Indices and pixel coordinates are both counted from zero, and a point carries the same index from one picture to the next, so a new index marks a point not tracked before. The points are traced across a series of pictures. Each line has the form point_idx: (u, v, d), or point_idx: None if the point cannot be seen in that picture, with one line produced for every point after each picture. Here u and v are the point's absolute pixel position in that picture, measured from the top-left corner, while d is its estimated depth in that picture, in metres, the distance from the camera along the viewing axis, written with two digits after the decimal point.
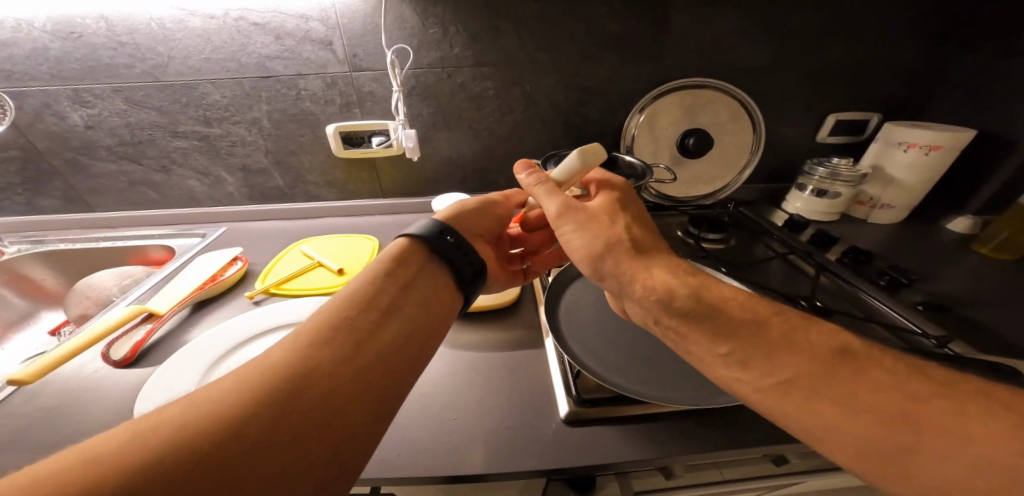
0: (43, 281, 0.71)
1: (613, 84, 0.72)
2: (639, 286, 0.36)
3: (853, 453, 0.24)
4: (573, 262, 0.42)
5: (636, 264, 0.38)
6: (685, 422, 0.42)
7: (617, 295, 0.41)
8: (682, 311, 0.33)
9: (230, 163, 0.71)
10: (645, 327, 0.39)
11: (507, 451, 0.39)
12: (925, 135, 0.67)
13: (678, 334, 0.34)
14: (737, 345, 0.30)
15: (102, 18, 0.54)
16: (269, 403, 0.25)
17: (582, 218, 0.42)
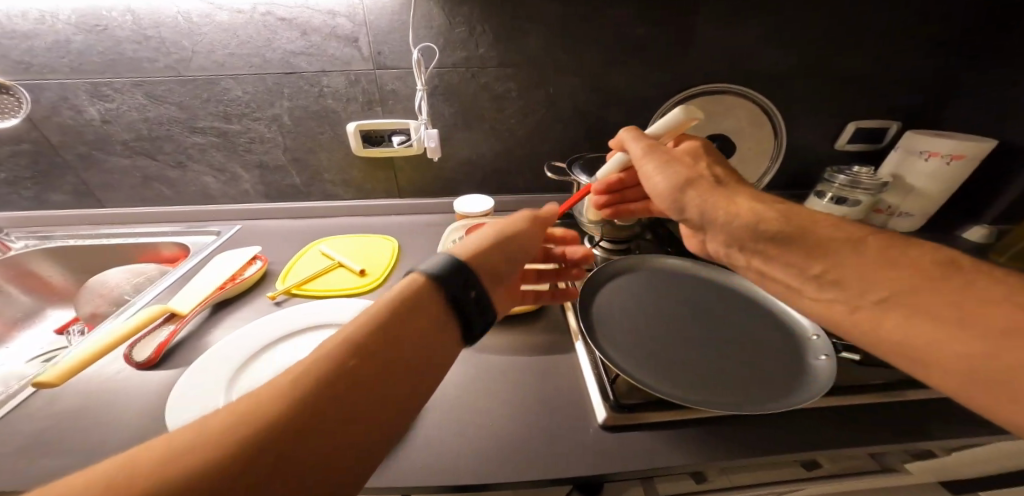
0: (50, 278, 0.69)
1: (637, 87, 0.72)
2: (729, 212, 0.38)
3: (960, 372, 0.25)
4: (654, 199, 0.43)
5: (720, 196, 0.39)
6: (724, 429, 0.42)
7: (697, 229, 0.42)
8: (773, 233, 0.35)
9: (247, 160, 0.70)
10: (724, 256, 0.41)
11: (546, 456, 0.39)
12: (946, 144, 0.67)
13: (765, 258, 0.37)
14: (828, 266, 0.32)
15: (128, 11, 0.52)
16: (305, 407, 0.23)
17: (668, 157, 0.43)
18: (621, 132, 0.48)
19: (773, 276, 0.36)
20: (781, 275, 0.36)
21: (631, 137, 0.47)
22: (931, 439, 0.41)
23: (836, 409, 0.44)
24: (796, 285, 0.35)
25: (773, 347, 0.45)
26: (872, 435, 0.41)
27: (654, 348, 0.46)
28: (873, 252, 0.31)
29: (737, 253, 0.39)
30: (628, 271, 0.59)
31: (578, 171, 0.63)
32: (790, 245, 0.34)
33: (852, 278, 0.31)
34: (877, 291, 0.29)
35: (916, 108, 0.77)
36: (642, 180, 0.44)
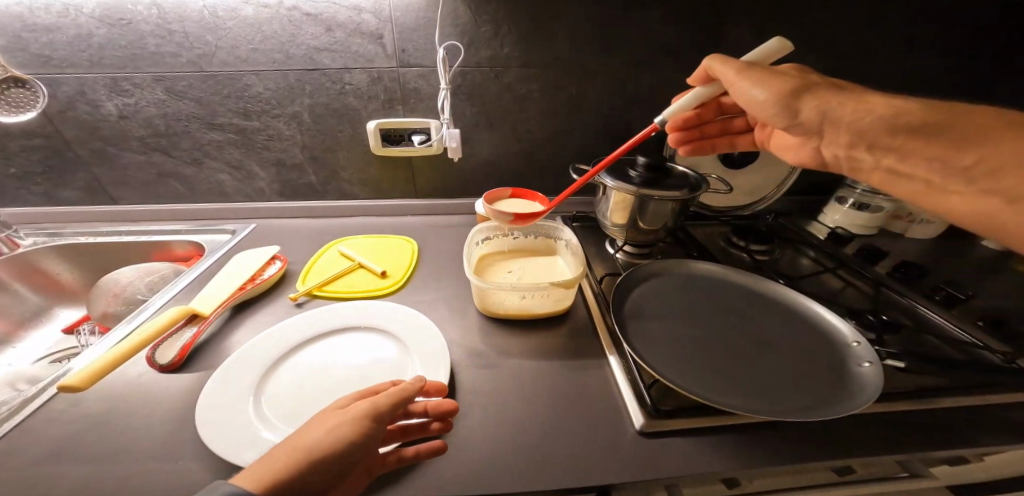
0: (59, 276, 0.67)
1: (661, 90, 0.71)
2: (854, 111, 0.36)
3: None
4: (758, 114, 0.41)
5: (842, 97, 0.37)
6: (765, 437, 0.41)
7: (814, 135, 0.40)
8: (911, 126, 0.33)
9: (265, 158, 0.68)
10: (851, 160, 0.39)
11: (587, 463, 0.38)
12: None
13: (898, 156, 0.35)
14: (982, 156, 0.30)
15: (154, 5, 0.51)
16: None
17: (767, 72, 0.40)
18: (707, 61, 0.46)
19: (908, 175, 0.35)
20: (918, 172, 0.34)
21: (720, 62, 0.44)
22: (972, 447, 0.41)
23: (875, 416, 0.43)
24: (939, 180, 0.33)
25: (812, 353, 0.45)
26: (914, 442, 0.41)
27: (690, 353, 0.46)
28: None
29: (863, 155, 0.38)
30: (657, 274, 0.58)
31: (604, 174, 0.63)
32: (935, 136, 0.32)
33: (1015, 166, 0.28)
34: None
35: None
36: (738, 98, 0.42)
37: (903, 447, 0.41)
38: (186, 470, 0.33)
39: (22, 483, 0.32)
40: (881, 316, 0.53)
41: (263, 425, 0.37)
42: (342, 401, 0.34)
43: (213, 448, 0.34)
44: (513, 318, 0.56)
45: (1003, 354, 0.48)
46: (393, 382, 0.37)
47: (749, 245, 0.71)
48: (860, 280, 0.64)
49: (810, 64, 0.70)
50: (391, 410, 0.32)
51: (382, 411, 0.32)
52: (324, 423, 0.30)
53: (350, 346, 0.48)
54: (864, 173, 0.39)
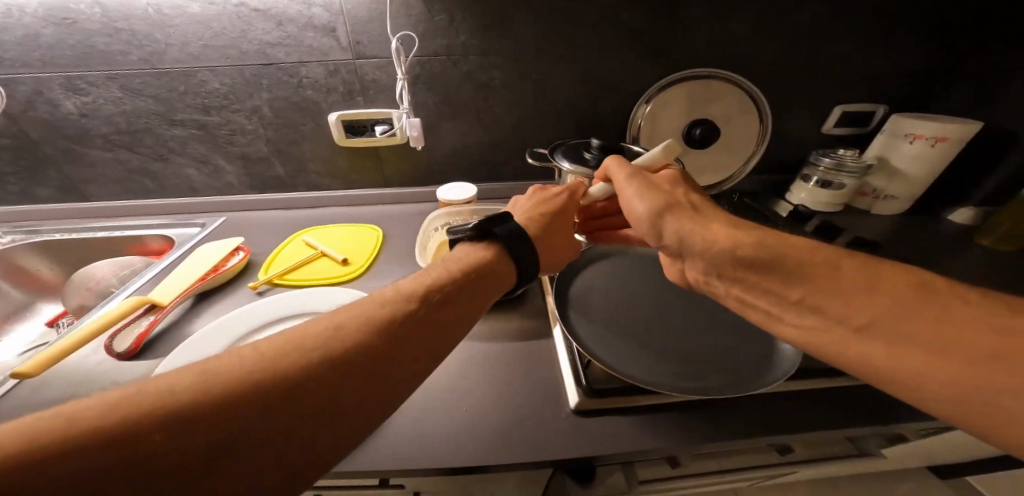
0: (39, 272, 0.69)
1: (621, 74, 0.71)
2: (701, 239, 0.38)
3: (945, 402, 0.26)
4: (634, 225, 0.44)
5: (694, 220, 0.40)
6: (696, 416, 0.42)
7: (676, 256, 0.43)
8: (746, 260, 0.36)
9: (230, 152, 0.70)
10: (704, 285, 0.41)
11: (517, 441, 0.40)
12: (930, 127, 0.67)
13: (744, 284, 0.36)
14: (805, 292, 0.32)
15: (96, 3, 0.51)
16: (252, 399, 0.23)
17: (646, 185, 0.44)
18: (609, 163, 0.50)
19: (752, 303, 0.36)
20: (759, 302, 0.35)
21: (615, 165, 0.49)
22: (898, 420, 0.42)
23: (808, 392, 0.44)
24: (776, 310, 0.34)
25: (744, 331, 0.46)
26: (841, 418, 0.42)
27: (631, 332, 0.47)
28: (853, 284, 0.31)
29: (716, 281, 0.39)
30: (609, 255, 0.59)
31: (561, 159, 0.63)
32: (768, 271, 0.34)
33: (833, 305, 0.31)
34: (858, 319, 0.30)
35: (909, 92, 0.75)
36: (624, 203, 0.46)
37: (830, 422, 0.42)
38: None
39: None
40: None
41: None
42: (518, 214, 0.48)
43: None
44: None
45: None
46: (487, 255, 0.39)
47: None
48: None
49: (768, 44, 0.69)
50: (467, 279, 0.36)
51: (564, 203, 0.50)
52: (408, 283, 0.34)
53: None
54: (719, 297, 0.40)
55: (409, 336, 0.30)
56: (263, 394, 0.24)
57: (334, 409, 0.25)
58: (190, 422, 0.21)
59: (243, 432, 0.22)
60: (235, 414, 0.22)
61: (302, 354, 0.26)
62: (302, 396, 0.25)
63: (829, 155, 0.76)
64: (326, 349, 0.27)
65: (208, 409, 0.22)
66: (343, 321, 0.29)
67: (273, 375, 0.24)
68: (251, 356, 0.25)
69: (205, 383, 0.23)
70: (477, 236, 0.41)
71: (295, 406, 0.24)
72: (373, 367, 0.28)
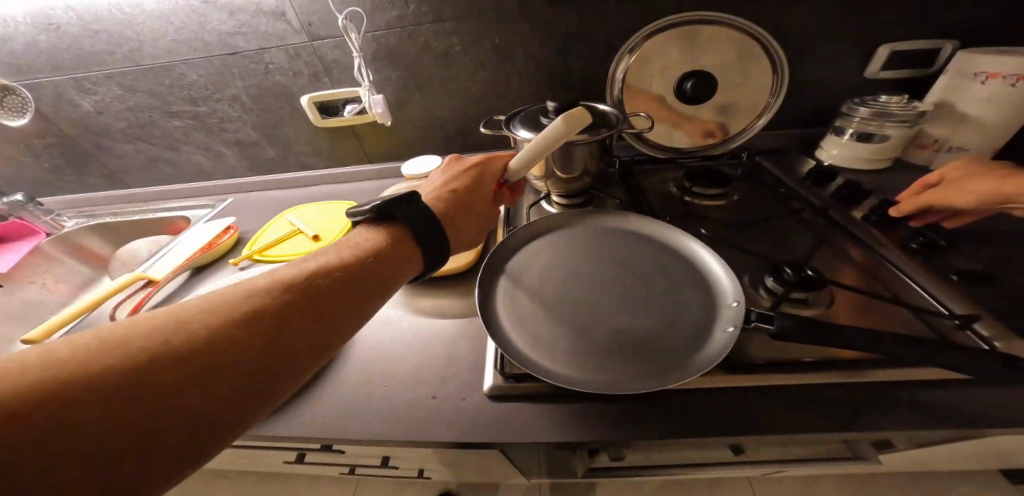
0: (98, 249, 0.84)
1: (593, 27, 0.64)
2: None
3: None
4: None
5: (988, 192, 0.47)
6: (614, 408, 0.39)
7: None
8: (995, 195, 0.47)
9: (225, 138, 0.76)
10: None
11: (424, 420, 0.41)
12: (1009, 61, 0.51)
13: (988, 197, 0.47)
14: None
15: (70, 9, 0.56)
16: (132, 372, 0.24)
17: None
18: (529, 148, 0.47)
19: None
20: None
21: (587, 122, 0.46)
22: (858, 428, 0.35)
23: (756, 392, 0.39)
24: None
25: (693, 320, 0.42)
26: (787, 422, 0.36)
27: (560, 313, 0.45)
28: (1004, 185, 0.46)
29: None
30: (561, 230, 0.56)
31: (516, 127, 0.59)
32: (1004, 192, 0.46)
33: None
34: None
35: (987, 9, 0.57)
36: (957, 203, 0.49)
37: (770, 425, 0.36)
38: None
39: None
40: (804, 271, 0.45)
41: None
42: (427, 194, 0.49)
43: None
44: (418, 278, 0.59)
45: (960, 319, 0.39)
46: (394, 239, 0.41)
47: (696, 189, 0.65)
48: (818, 231, 0.56)
49: None
50: (372, 261, 0.37)
51: (478, 179, 0.51)
52: (305, 267, 0.35)
53: None
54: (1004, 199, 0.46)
55: (304, 319, 0.31)
56: (140, 376, 0.24)
57: (221, 379, 0.26)
58: (64, 394, 0.22)
59: (119, 412, 0.23)
60: (108, 395, 0.23)
61: (187, 330, 0.27)
62: (186, 377, 0.25)
63: (867, 103, 0.61)
64: (212, 333, 0.27)
65: (81, 395, 0.22)
66: (230, 303, 0.30)
67: (152, 358, 0.25)
68: (128, 340, 0.25)
69: (71, 366, 0.23)
70: (378, 217, 0.42)
71: (179, 387, 0.25)
72: (265, 349, 0.28)
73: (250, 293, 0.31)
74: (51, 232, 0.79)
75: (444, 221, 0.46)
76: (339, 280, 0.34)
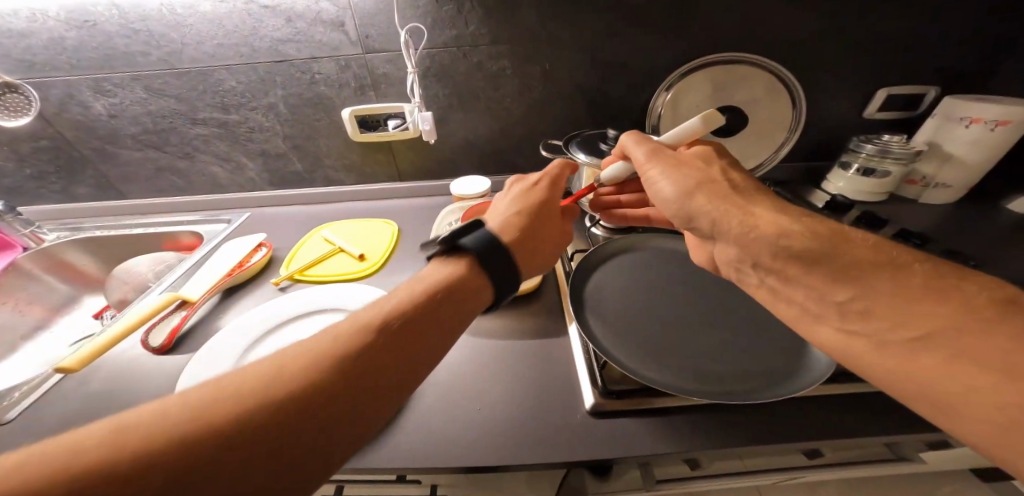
0: (83, 266, 0.75)
1: (640, 62, 0.67)
2: (738, 225, 0.34)
3: (880, 363, 0.27)
4: (661, 207, 0.41)
5: (733, 204, 0.36)
6: (709, 419, 0.41)
7: (707, 238, 0.39)
8: (793, 251, 0.31)
9: (250, 149, 0.71)
10: (736, 271, 0.37)
11: (525, 443, 0.40)
12: (990, 110, 0.60)
13: (779, 277, 0.33)
14: (856, 294, 0.28)
15: (114, 5, 0.53)
16: (277, 407, 0.25)
17: (673, 163, 0.41)
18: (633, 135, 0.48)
19: (788, 297, 0.33)
20: (799, 295, 0.32)
21: (634, 142, 0.46)
22: (930, 429, 0.40)
23: (839, 398, 0.42)
24: (816, 309, 0.31)
25: (769, 336, 0.46)
26: (868, 428, 0.40)
27: (646, 330, 0.48)
28: (916, 279, 0.26)
29: (751, 269, 0.35)
30: (628, 253, 0.60)
31: (575, 150, 0.61)
32: (816, 266, 0.30)
33: (884, 309, 0.27)
34: (911, 327, 0.25)
35: (967, 68, 0.67)
36: (647, 187, 0.42)
37: (854, 431, 0.40)
38: None
39: None
40: None
41: None
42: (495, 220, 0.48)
43: None
44: None
45: None
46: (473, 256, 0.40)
47: None
48: None
49: (803, 25, 0.63)
50: (466, 283, 0.38)
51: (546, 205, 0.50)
52: (404, 293, 0.35)
53: (324, 322, 0.53)
54: (750, 288, 0.37)
55: (411, 345, 0.31)
56: (283, 409, 0.25)
57: (352, 410, 0.27)
58: (223, 437, 0.23)
59: (268, 449, 0.24)
60: (255, 434, 0.24)
61: (314, 360, 0.27)
62: (321, 413, 0.26)
63: (872, 141, 0.70)
64: (341, 366, 0.28)
65: (236, 436, 0.23)
66: (346, 331, 0.30)
67: (289, 391, 0.25)
68: (269, 371, 0.26)
69: (230, 411, 0.24)
70: (448, 249, 0.40)
71: (316, 411, 0.26)
72: (384, 377, 0.29)
73: (362, 323, 0.31)
74: (29, 246, 0.70)
75: (516, 245, 0.45)
76: (434, 305, 0.34)
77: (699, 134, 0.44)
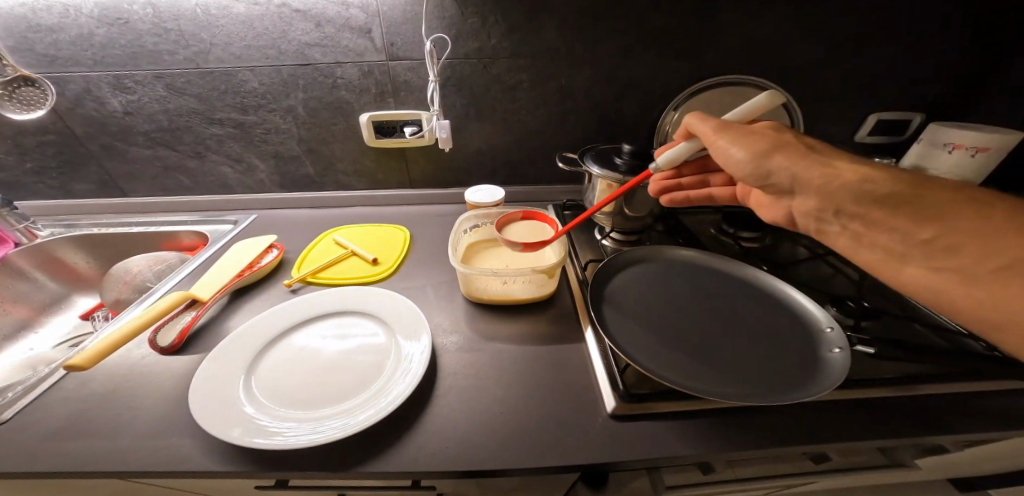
0: (77, 264, 0.72)
1: (652, 81, 0.70)
2: (820, 177, 0.36)
3: (959, 299, 0.29)
4: (731, 171, 0.42)
5: (815, 161, 0.38)
6: (729, 421, 0.42)
7: (784, 194, 0.40)
8: (880, 195, 0.33)
9: (263, 150, 0.71)
10: (815, 225, 0.39)
11: (547, 444, 0.40)
12: (970, 136, 0.65)
13: (863, 221, 0.35)
14: (943, 231, 0.30)
15: (149, 5, 0.55)
16: None
17: (741, 131, 0.42)
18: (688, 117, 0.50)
19: (868, 240, 0.35)
20: (880, 239, 0.34)
21: (694, 119, 0.47)
22: (943, 432, 0.41)
23: (851, 403, 0.44)
24: (899, 249, 0.33)
25: (783, 343, 0.47)
26: (882, 431, 0.41)
27: (659, 336, 0.49)
28: (995, 218, 0.29)
29: (831, 219, 0.37)
30: (640, 264, 0.62)
31: (590, 163, 0.64)
32: (900, 209, 0.32)
33: (971, 245, 0.29)
34: (997, 258, 0.28)
35: (949, 99, 0.73)
36: (715, 155, 0.44)
37: (868, 433, 0.41)
38: (172, 446, 0.39)
39: (41, 454, 0.38)
40: (862, 303, 0.55)
41: (250, 403, 0.42)
42: None
43: (204, 425, 0.38)
44: (496, 303, 0.58)
45: (986, 342, 0.49)
46: None
47: (738, 232, 0.73)
48: (849, 268, 0.65)
49: (803, 53, 0.68)
50: None
51: None
52: None
53: (340, 325, 0.53)
54: (830, 239, 0.38)
55: None
56: None
57: None
58: None
59: None
60: None
61: None
62: None
63: None
64: None
65: None
66: None
67: None
68: None
69: None
70: None
71: None
72: None
73: None
74: (21, 242, 0.66)
75: None
76: None
77: (764, 110, 0.44)
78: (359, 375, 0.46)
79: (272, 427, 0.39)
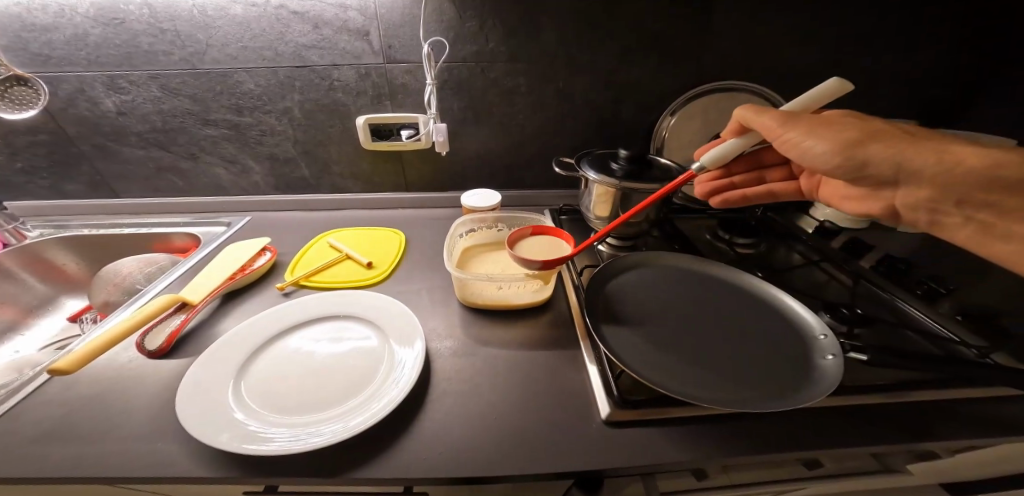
0: (65, 265, 0.71)
1: (648, 88, 0.71)
2: (933, 165, 0.33)
3: None
4: (814, 168, 0.39)
5: (919, 144, 0.34)
6: (724, 428, 0.42)
7: (884, 185, 0.37)
8: (1015, 180, 0.30)
9: (258, 152, 0.71)
10: (930, 214, 0.36)
11: (541, 450, 0.39)
12: None
13: (996, 210, 0.32)
14: None
15: (146, 5, 0.55)
16: None
17: (816, 121, 0.38)
18: (740, 111, 0.46)
19: (1004, 229, 0.32)
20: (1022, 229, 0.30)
21: (753, 114, 0.44)
22: (936, 439, 0.41)
23: (844, 410, 0.44)
24: None
25: (776, 350, 0.48)
26: (876, 438, 0.41)
27: (657, 343, 0.49)
28: None
29: (950, 209, 0.34)
30: (635, 270, 0.62)
31: (586, 168, 0.64)
32: None
33: None
34: None
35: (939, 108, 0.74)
36: (790, 152, 0.40)
37: (861, 439, 0.41)
38: (157, 451, 0.38)
39: (21, 460, 0.37)
40: (855, 310, 0.55)
41: (240, 409, 0.41)
42: None
43: (192, 431, 0.37)
44: (491, 307, 0.58)
45: (977, 348, 0.50)
46: None
47: (733, 238, 0.74)
48: (843, 275, 0.66)
49: (796, 61, 0.69)
50: None
51: None
52: None
53: (334, 330, 0.53)
54: (950, 228, 0.35)
55: None
56: None
57: None
58: None
59: None
60: None
61: None
62: None
63: None
64: None
65: None
66: None
67: None
68: None
69: None
70: None
71: None
72: None
73: None
74: (9, 242, 0.66)
75: None
76: None
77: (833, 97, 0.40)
78: (353, 381, 0.45)
79: (262, 434, 0.38)
